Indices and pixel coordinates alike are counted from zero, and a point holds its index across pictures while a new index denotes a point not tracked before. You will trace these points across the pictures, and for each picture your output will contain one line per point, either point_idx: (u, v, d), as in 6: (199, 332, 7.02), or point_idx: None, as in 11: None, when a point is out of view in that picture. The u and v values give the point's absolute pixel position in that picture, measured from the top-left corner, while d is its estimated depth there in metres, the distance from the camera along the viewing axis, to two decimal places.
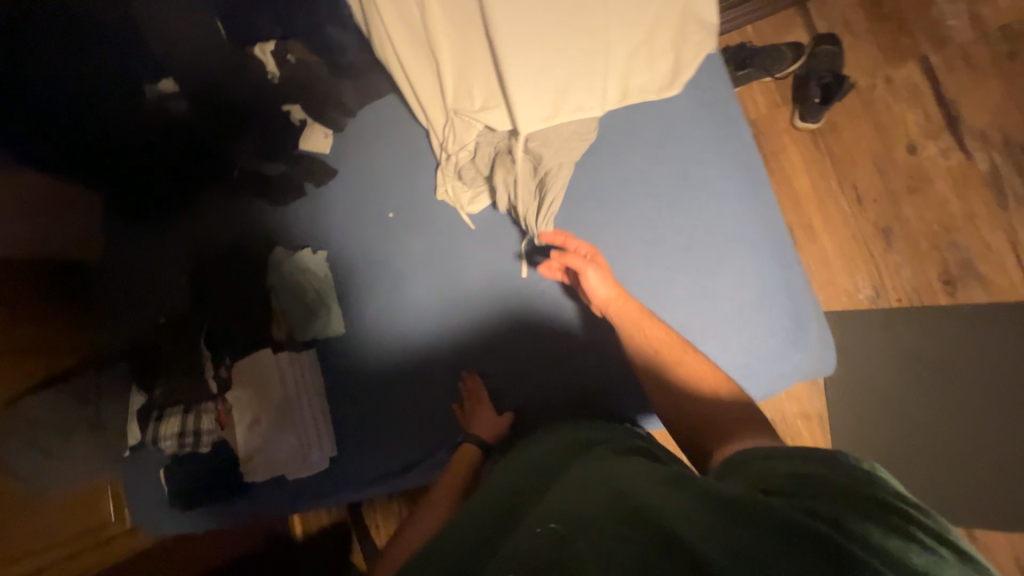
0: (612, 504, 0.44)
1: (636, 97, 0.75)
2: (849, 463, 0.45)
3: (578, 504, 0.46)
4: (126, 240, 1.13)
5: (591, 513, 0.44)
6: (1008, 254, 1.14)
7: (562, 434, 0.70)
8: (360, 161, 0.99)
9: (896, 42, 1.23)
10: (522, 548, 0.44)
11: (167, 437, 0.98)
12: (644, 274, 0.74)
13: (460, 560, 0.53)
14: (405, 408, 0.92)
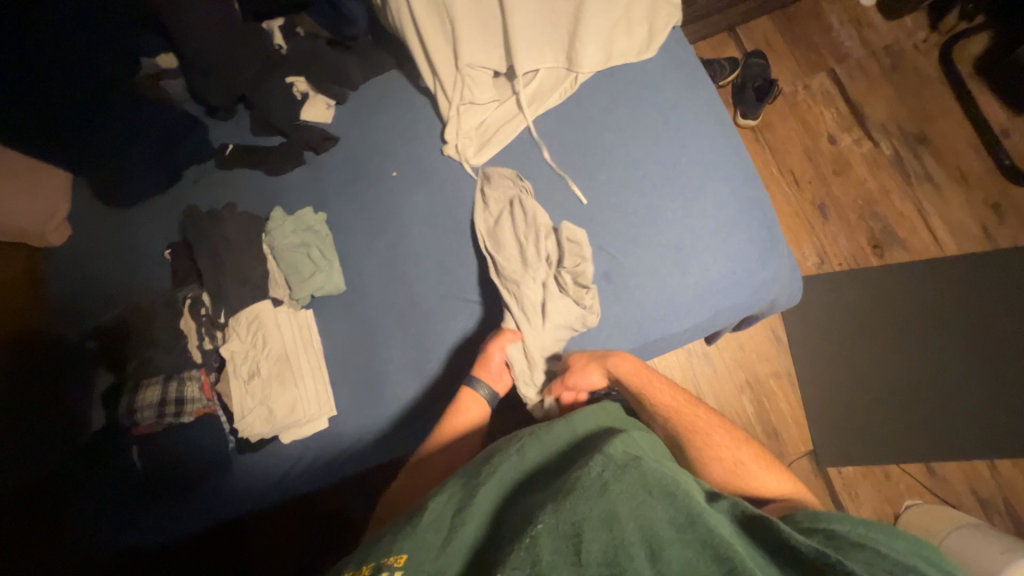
0: (672, 520, 0.52)
1: (617, 59, 0.90)
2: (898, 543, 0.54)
3: (648, 510, 0.52)
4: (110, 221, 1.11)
5: (654, 523, 0.51)
6: (918, 220, 1.36)
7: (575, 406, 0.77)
8: (360, 127, 1.04)
9: (808, 58, 1.51)
10: (591, 533, 0.50)
11: (144, 408, 0.92)
12: (637, 204, 0.84)
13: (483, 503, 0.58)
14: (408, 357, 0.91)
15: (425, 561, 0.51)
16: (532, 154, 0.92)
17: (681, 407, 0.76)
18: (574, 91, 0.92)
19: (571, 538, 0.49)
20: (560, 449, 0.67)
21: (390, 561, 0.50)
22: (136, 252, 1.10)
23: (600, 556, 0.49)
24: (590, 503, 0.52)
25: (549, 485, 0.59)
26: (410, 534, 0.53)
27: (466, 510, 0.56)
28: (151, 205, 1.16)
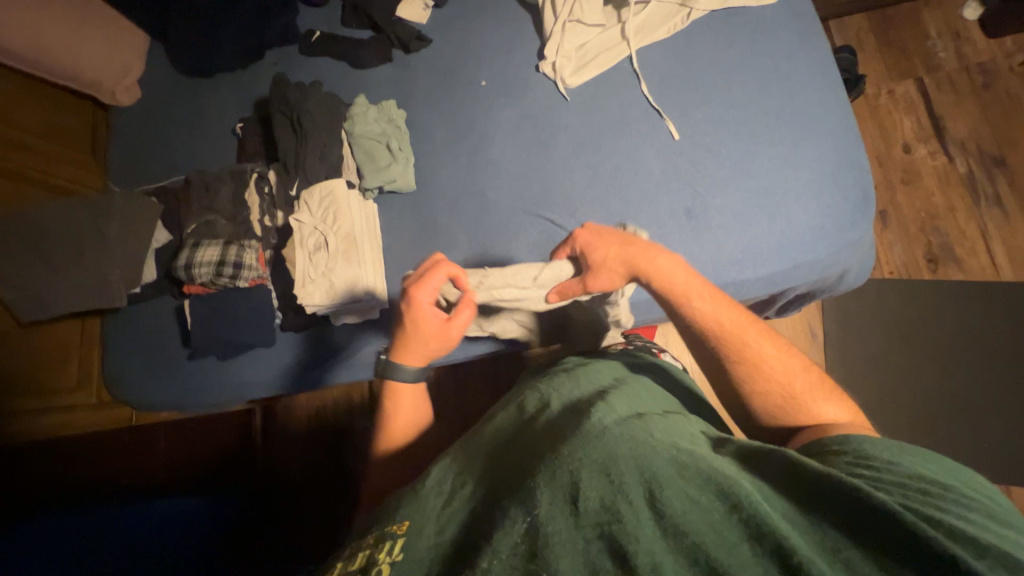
0: (664, 456, 0.43)
1: (737, 0, 0.88)
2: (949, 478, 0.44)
3: (641, 455, 0.42)
4: (199, 95, 1.15)
5: (648, 458, 0.42)
6: (979, 242, 1.34)
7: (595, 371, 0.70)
8: (455, 33, 1.02)
9: (898, 63, 1.47)
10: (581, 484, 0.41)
11: (201, 266, 0.91)
12: (734, 146, 0.83)
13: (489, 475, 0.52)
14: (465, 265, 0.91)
15: (423, 530, 0.49)
16: (629, 83, 0.90)
17: (729, 328, 0.65)
18: (684, 28, 0.90)
19: (566, 485, 0.41)
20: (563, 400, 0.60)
21: (393, 530, 0.50)
22: (213, 128, 1.12)
23: (595, 505, 0.39)
24: (578, 452, 0.44)
25: (543, 437, 0.52)
26: (404, 506, 0.52)
27: (464, 474, 0.54)
28: (226, 80, 1.15)
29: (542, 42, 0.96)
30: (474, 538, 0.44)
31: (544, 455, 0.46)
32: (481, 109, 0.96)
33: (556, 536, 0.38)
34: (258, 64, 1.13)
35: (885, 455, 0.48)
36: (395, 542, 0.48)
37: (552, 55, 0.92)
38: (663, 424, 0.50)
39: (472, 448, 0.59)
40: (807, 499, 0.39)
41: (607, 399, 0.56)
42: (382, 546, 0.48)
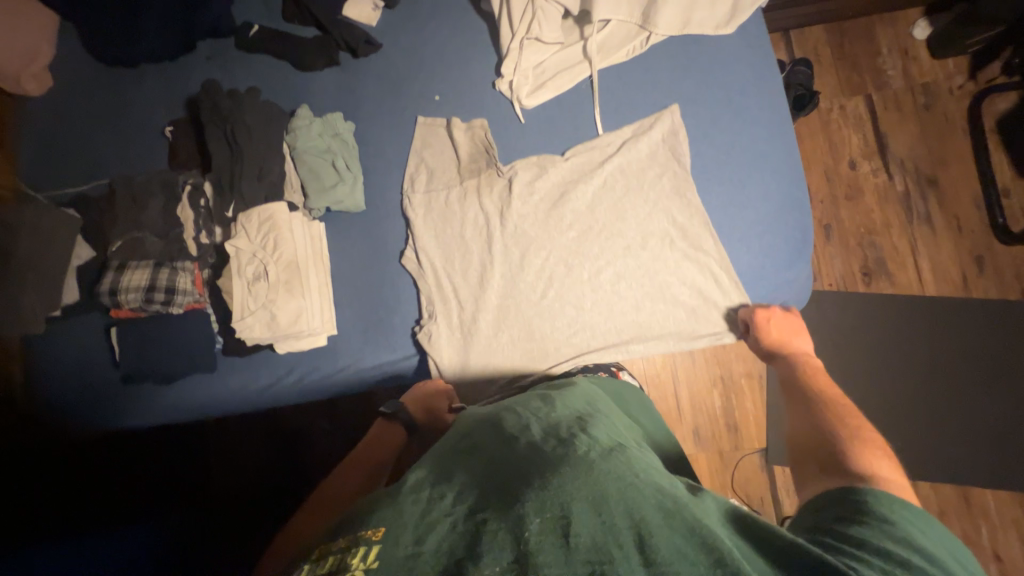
0: (651, 500, 0.45)
1: (694, 29, 0.86)
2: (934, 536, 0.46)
3: (629, 495, 0.45)
4: (122, 88, 1.04)
5: (635, 499, 0.44)
6: (909, 257, 1.43)
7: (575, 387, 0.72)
8: (404, 41, 0.95)
9: (851, 79, 1.51)
10: (575, 529, 0.42)
11: (128, 291, 0.86)
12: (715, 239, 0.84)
13: (474, 481, 0.50)
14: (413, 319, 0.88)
15: (403, 531, 0.44)
16: (584, 107, 0.89)
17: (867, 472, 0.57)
18: (642, 53, 0.89)
19: (558, 519, 0.42)
20: (544, 420, 0.59)
21: (367, 535, 0.43)
22: (141, 125, 1.02)
23: (586, 542, 0.41)
24: (573, 488, 0.45)
25: (530, 456, 0.52)
26: (379, 510, 0.47)
27: (443, 484, 0.50)
28: (151, 72, 1.03)
29: (498, 57, 0.91)
30: (458, 556, 0.41)
31: (532, 482, 0.47)
32: (435, 126, 0.92)
33: (546, 568, 0.39)
34: (190, 56, 1.03)
35: (889, 517, 0.46)
36: (371, 549, 0.42)
37: (508, 73, 0.89)
38: (638, 458, 0.52)
39: (451, 459, 0.56)
40: (779, 557, 0.41)
41: (588, 430, 0.56)
42: (351, 550, 0.43)
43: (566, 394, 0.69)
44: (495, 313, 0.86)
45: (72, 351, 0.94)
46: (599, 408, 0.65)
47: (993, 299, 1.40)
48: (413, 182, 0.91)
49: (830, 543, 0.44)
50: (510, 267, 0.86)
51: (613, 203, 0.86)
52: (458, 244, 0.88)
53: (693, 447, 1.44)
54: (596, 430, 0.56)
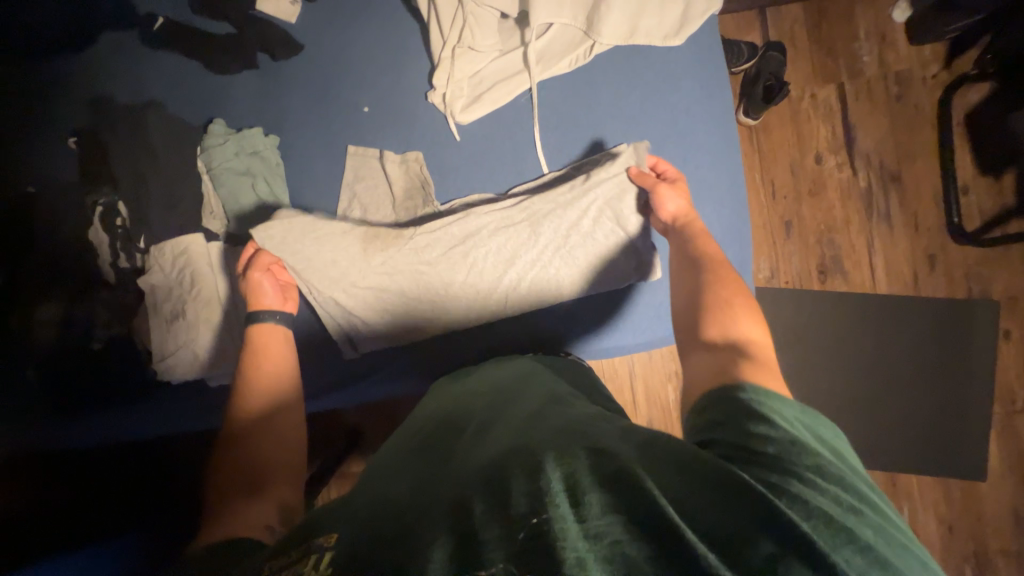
0: (582, 445, 0.45)
1: (641, 38, 0.79)
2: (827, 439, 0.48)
3: (562, 447, 0.45)
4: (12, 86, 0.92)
5: (570, 450, 0.44)
6: (865, 255, 1.44)
7: (523, 364, 0.75)
8: (329, 41, 0.86)
9: (824, 65, 1.44)
10: (514, 488, 0.41)
11: (44, 327, 0.82)
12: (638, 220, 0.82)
13: (420, 474, 0.51)
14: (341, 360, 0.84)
15: (355, 532, 0.43)
16: (523, 124, 0.83)
17: (736, 338, 0.61)
18: (585, 63, 0.81)
19: (496, 485, 0.42)
20: (490, 414, 0.60)
21: (320, 542, 0.43)
22: (33, 130, 0.90)
23: (524, 499, 0.40)
24: (510, 455, 0.45)
25: (476, 449, 0.52)
26: (333, 514, 0.47)
27: (393, 484, 0.50)
28: (44, 68, 0.91)
29: (431, 64, 0.84)
30: (404, 537, 0.41)
31: (476, 464, 0.47)
32: (364, 142, 0.86)
33: (488, 538, 0.38)
34: (87, 51, 0.91)
35: (787, 415, 0.48)
36: (325, 554, 0.41)
37: (440, 85, 0.82)
38: (573, 421, 0.52)
39: (401, 456, 0.57)
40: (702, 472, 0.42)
41: (529, 411, 0.57)
42: (306, 558, 0.42)
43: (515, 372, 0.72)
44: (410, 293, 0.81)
45: None
46: (543, 381, 0.68)
47: (941, 298, 1.43)
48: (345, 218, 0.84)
49: (744, 449, 0.44)
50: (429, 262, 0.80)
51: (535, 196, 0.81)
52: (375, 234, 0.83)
53: None
54: (535, 411, 0.57)
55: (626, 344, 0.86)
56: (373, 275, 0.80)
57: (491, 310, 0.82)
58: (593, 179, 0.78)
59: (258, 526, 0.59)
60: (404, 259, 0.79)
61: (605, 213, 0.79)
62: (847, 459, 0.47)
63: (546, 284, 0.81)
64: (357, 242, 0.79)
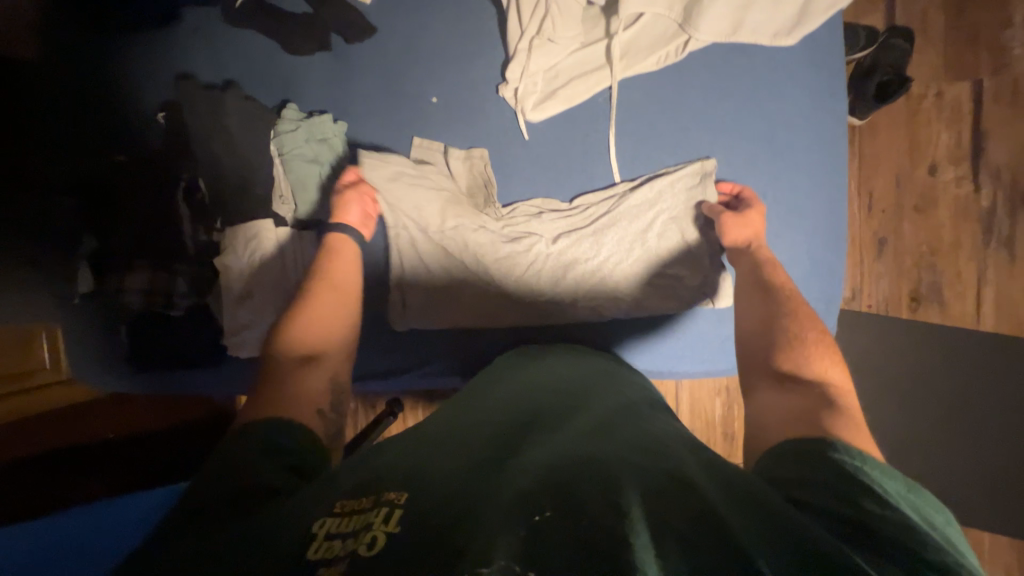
0: (664, 478, 0.42)
1: (746, 35, 0.69)
2: (940, 520, 0.40)
3: (641, 476, 0.43)
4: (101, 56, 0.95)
5: (649, 479, 0.42)
6: (972, 285, 1.25)
7: (584, 357, 0.72)
8: (403, 26, 0.83)
9: (960, 58, 1.22)
10: (589, 507, 0.39)
11: (132, 294, 0.89)
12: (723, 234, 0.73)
13: (484, 445, 0.50)
14: (388, 354, 0.85)
15: (426, 496, 0.43)
16: (598, 126, 0.77)
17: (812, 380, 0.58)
18: (676, 62, 0.73)
19: (569, 498, 0.40)
20: (543, 401, 0.58)
21: (391, 497, 0.43)
22: (121, 101, 0.94)
23: (596, 518, 0.38)
24: (588, 468, 0.43)
25: (533, 435, 0.51)
26: (398, 469, 0.47)
27: (459, 449, 0.49)
28: (134, 42, 0.94)
29: (505, 56, 0.79)
30: (477, 512, 0.40)
31: (550, 460, 0.45)
32: (430, 135, 0.83)
33: (556, 553, 0.36)
34: (173, 26, 0.93)
35: (886, 486, 0.42)
36: (394, 513, 0.41)
37: (513, 79, 0.76)
38: (643, 438, 0.49)
39: (461, 422, 0.55)
40: (795, 544, 0.37)
41: (602, 415, 0.55)
42: (377, 509, 0.42)
43: (579, 366, 0.69)
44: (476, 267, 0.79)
45: (78, 338, 0.94)
46: (609, 382, 0.65)
47: None
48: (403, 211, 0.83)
49: (841, 520, 0.39)
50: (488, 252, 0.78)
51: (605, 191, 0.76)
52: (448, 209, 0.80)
53: None
54: (595, 414, 0.55)
55: (682, 369, 0.78)
56: (444, 237, 0.79)
57: (543, 311, 0.78)
58: (671, 182, 0.73)
59: (308, 411, 0.63)
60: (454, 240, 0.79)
61: (673, 222, 0.73)
62: (926, 507, 0.41)
63: (612, 295, 0.76)
64: (438, 200, 0.80)
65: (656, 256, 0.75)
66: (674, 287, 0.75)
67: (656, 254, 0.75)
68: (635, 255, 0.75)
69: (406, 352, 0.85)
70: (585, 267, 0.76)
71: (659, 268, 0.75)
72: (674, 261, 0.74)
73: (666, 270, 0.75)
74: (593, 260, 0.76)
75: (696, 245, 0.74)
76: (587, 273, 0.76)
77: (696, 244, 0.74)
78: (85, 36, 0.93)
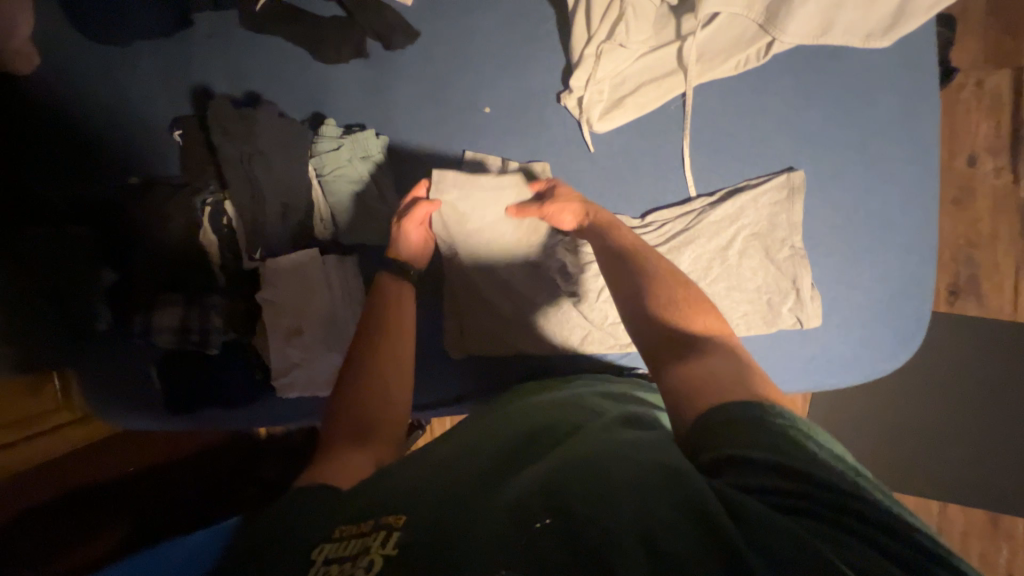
0: (666, 478, 0.40)
1: (837, 36, 0.64)
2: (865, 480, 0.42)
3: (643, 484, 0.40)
4: (105, 67, 0.86)
5: (648, 485, 0.40)
6: (1009, 276, 1.25)
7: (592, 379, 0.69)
8: (450, 30, 0.76)
9: (1000, 45, 1.19)
10: (587, 530, 0.37)
11: (160, 333, 0.81)
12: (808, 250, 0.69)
13: (483, 464, 0.47)
14: (446, 384, 0.80)
15: (423, 518, 0.42)
16: (671, 135, 0.71)
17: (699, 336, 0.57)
18: (757, 65, 0.67)
19: (566, 514, 0.39)
20: (554, 410, 0.56)
21: (389, 520, 0.42)
22: (133, 117, 0.86)
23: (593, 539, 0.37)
24: (586, 479, 0.41)
25: (540, 447, 0.49)
26: (395, 489, 0.45)
27: (457, 468, 0.48)
28: (144, 52, 0.85)
29: (567, 61, 0.73)
30: (473, 533, 0.39)
31: (551, 472, 0.43)
32: (483, 151, 0.77)
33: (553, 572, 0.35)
34: (185, 33, 0.84)
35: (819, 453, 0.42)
36: (393, 534, 0.40)
37: (577, 87, 0.70)
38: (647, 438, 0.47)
39: (462, 439, 0.53)
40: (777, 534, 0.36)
41: (606, 418, 0.52)
42: (374, 535, 0.41)
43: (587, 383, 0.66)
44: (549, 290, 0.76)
45: (98, 377, 0.88)
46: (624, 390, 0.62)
47: None
48: None
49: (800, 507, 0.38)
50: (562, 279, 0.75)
51: (681, 208, 0.71)
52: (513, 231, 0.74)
53: None
54: (608, 418, 0.52)
55: None
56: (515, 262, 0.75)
57: (620, 337, 0.76)
58: (754, 197, 0.68)
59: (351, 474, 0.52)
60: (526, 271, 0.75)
61: (754, 240, 0.69)
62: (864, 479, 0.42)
63: None
64: (512, 224, 0.74)
65: (739, 275, 0.70)
66: (759, 307, 0.70)
67: (738, 273, 0.70)
68: (714, 273, 0.70)
69: (467, 381, 0.80)
70: None
71: (744, 288, 0.70)
72: (760, 279, 0.69)
73: (750, 290, 0.70)
74: None
75: (783, 263, 0.69)
76: None
77: (785, 261, 0.69)
78: (91, 48, 0.85)
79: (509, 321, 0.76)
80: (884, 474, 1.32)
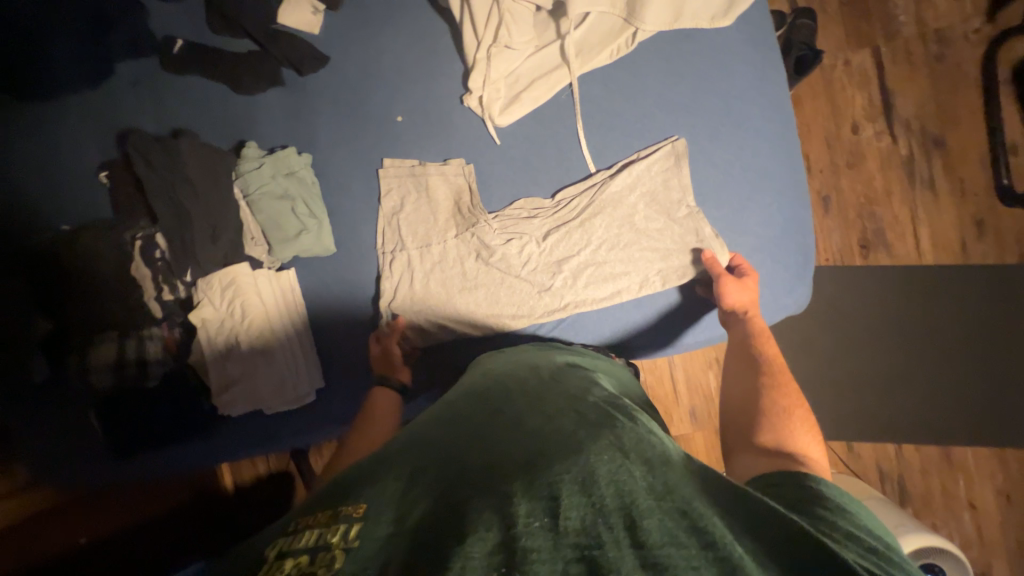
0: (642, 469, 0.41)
1: (688, 20, 0.76)
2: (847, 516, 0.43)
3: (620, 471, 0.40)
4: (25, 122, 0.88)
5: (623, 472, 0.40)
6: (908, 225, 1.38)
7: (542, 352, 0.71)
8: (359, 53, 0.83)
9: (857, 29, 1.37)
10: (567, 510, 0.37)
11: (99, 373, 0.80)
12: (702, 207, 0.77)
13: (451, 455, 0.46)
14: None
15: (388, 511, 0.39)
16: (566, 121, 0.79)
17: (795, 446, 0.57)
18: (628, 53, 0.77)
19: (547, 497, 0.38)
20: (515, 398, 0.55)
21: (348, 511, 0.39)
22: (56, 167, 0.87)
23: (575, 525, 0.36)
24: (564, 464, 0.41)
25: (506, 432, 0.48)
26: (356, 483, 0.43)
27: (426, 459, 0.46)
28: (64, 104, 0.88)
29: (465, 67, 0.81)
30: (442, 526, 0.37)
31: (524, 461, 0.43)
32: (402, 157, 0.83)
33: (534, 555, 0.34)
34: (105, 82, 0.88)
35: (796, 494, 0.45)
36: (351, 526, 0.37)
37: (476, 87, 0.78)
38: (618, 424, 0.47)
39: (429, 429, 0.52)
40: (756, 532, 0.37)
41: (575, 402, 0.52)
42: (334, 527, 0.38)
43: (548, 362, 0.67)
44: (478, 273, 0.80)
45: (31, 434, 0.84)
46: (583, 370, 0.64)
47: (990, 265, 1.37)
48: (388, 237, 0.82)
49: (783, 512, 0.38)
50: (488, 257, 0.79)
51: (586, 184, 0.78)
52: (440, 223, 0.81)
53: (691, 428, 1.46)
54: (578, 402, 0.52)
55: (686, 342, 0.81)
56: (449, 249, 0.80)
57: (546, 306, 0.78)
58: (645, 166, 0.76)
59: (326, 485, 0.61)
60: (458, 247, 0.80)
61: (652, 205, 0.77)
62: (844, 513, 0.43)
63: (607, 278, 0.77)
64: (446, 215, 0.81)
65: (645, 237, 0.77)
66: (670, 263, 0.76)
67: (643, 236, 0.77)
68: (622, 238, 0.77)
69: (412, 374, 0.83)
70: (579, 257, 0.78)
71: (653, 248, 0.76)
72: (664, 237, 0.76)
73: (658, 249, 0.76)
74: (590, 250, 0.78)
75: (681, 220, 0.76)
76: (574, 265, 0.78)
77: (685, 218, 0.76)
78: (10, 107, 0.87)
79: (445, 309, 0.80)
80: (838, 426, 1.39)
